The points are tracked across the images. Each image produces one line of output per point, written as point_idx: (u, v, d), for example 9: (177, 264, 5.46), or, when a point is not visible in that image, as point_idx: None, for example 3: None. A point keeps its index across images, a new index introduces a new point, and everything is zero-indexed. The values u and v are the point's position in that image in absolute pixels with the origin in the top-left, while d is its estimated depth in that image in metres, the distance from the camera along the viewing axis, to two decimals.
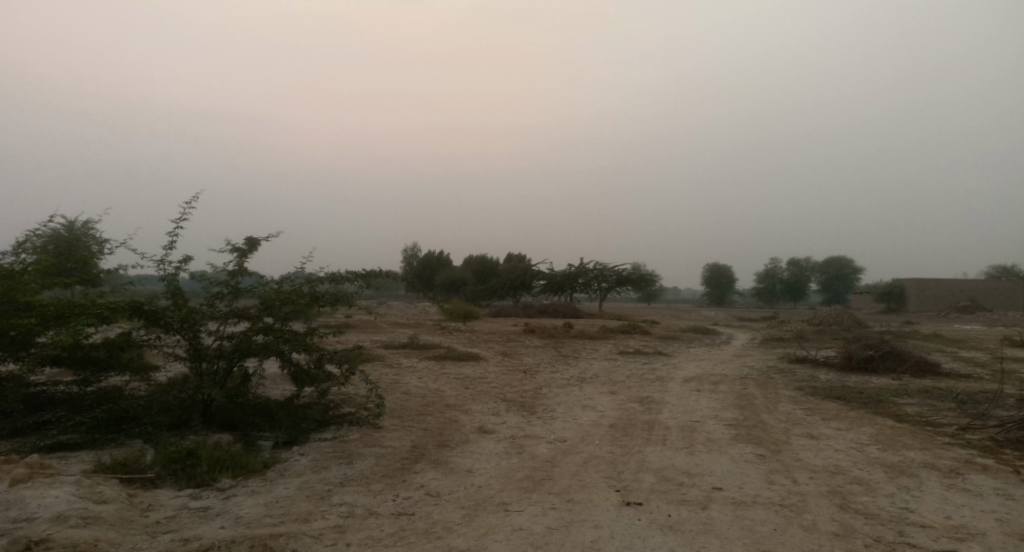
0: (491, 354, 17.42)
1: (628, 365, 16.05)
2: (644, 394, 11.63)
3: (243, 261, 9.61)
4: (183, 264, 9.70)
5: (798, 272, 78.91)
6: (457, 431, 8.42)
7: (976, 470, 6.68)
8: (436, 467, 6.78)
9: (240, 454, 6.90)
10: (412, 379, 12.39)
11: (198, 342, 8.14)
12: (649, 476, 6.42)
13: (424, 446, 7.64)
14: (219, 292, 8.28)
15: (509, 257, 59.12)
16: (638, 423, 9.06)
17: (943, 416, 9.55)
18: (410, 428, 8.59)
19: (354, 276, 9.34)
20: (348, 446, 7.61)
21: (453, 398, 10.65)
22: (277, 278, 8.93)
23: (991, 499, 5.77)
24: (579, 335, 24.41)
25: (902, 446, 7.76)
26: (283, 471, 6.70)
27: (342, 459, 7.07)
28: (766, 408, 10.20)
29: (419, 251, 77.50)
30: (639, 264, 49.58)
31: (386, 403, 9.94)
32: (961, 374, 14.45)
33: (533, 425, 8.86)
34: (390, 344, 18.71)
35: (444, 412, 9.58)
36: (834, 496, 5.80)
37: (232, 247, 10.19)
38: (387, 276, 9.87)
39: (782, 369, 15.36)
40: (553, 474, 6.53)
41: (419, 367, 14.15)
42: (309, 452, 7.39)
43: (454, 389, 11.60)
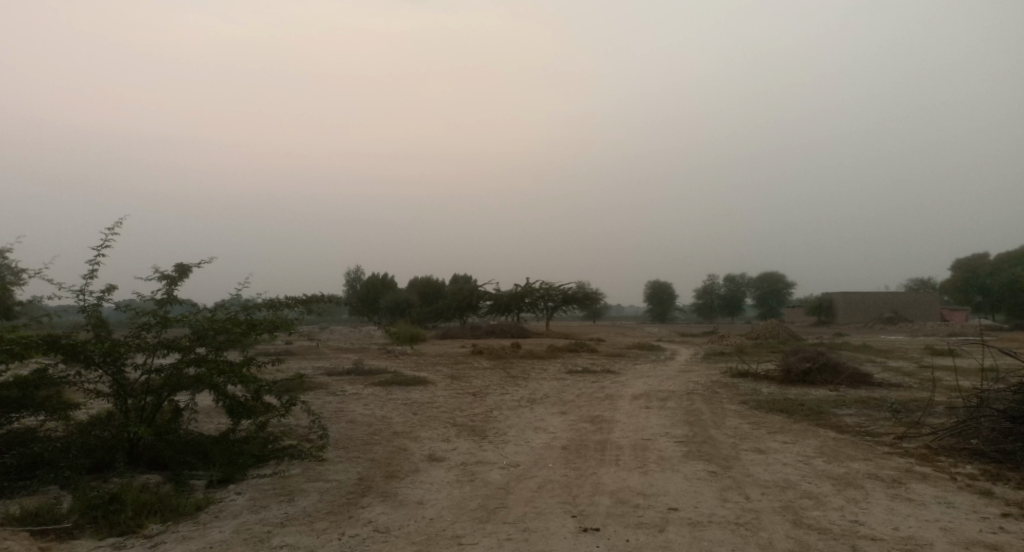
0: (439, 377, 17.19)
1: (577, 384, 16.10)
2: (594, 413, 11.66)
3: (174, 289, 9.20)
4: (107, 293, 9.21)
5: (735, 287, 81.49)
6: (406, 460, 8.22)
7: (916, 479, 6.93)
8: (384, 501, 6.57)
9: (169, 496, 6.53)
10: (358, 406, 12.07)
11: (123, 377, 7.71)
12: (606, 499, 6.38)
13: (371, 478, 7.40)
14: (145, 323, 7.89)
15: (454, 279, 58.87)
16: (590, 443, 9.05)
17: (881, 426, 9.90)
18: (356, 459, 8.32)
19: (293, 302, 9.07)
20: (290, 482, 7.31)
21: (401, 425, 10.41)
22: (210, 306, 8.58)
23: (933, 508, 5.97)
24: (527, 355, 24.42)
25: (845, 457, 7.98)
26: (217, 512, 6.36)
27: (283, 496, 6.77)
28: (714, 424, 10.36)
29: (362, 274, 76.34)
30: (584, 283, 50.18)
31: (331, 433, 9.62)
32: (893, 384, 15.09)
33: (484, 450, 8.73)
34: (335, 370, 18.23)
35: (393, 440, 9.34)
36: (786, 512, 5.89)
37: (161, 274, 9.72)
38: (329, 301, 9.64)
39: (726, 384, 15.69)
40: (508, 501, 6.43)
41: (366, 393, 13.81)
42: (248, 490, 7.06)
43: (402, 415, 11.35)
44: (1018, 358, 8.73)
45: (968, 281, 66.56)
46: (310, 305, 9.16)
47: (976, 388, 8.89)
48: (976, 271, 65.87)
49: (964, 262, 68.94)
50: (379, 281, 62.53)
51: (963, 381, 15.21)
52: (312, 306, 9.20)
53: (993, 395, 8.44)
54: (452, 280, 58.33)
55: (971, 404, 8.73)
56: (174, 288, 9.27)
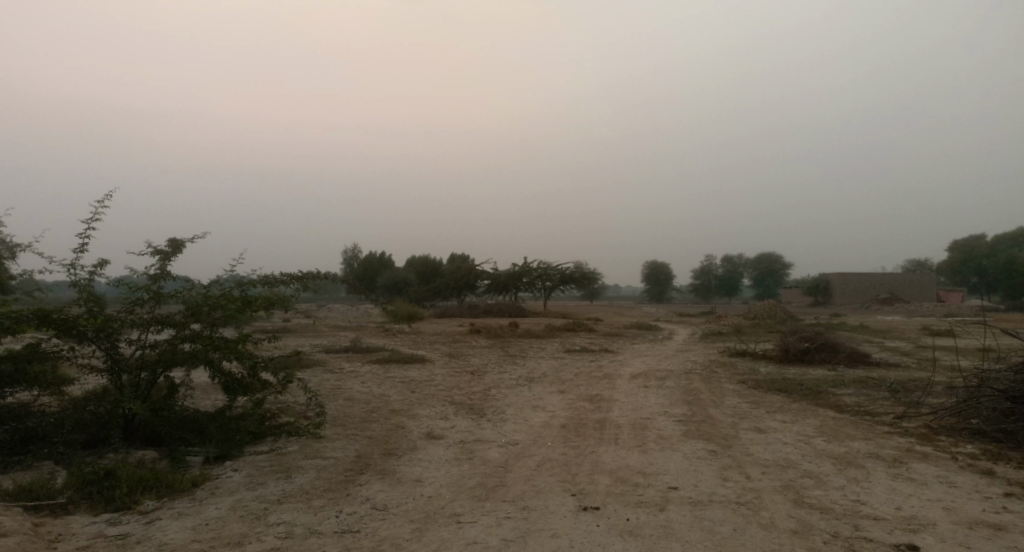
0: (437, 356, 17.20)
1: (575, 363, 16.14)
2: (593, 392, 11.68)
3: (166, 265, 9.11)
4: (99, 267, 9.13)
5: (732, 268, 81.63)
6: (404, 438, 8.23)
7: (917, 459, 6.96)
8: (381, 478, 6.57)
9: (165, 472, 6.53)
10: (356, 385, 12.07)
11: (116, 353, 7.67)
12: (605, 478, 6.40)
13: (368, 456, 7.41)
14: (139, 298, 7.83)
15: (452, 258, 58.80)
16: (589, 422, 9.07)
17: (879, 406, 9.94)
18: (354, 436, 8.33)
19: (288, 279, 9.02)
20: (287, 459, 7.31)
21: (399, 403, 10.42)
22: (205, 281, 8.52)
23: (935, 488, 5.99)
24: (525, 334, 24.46)
25: (846, 436, 8.01)
26: (213, 489, 6.37)
27: (279, 473, 6.77)
28: (713, 403, 10.39)
29: (359, 252, 76.17)
30: (581, 263, 50.17)
31: (328, 411, 9.63)
32: (890, 363, 15.14)
33: (483, 429, 8.74)
34: (333, 348, 18.23)
35: (391, 418, 9.35)
36: (787, 492, 5.91)
37: (154, 249, 9.63)
38: (325, 278, 9.58)
39: (724, 363, 15.74)
40: (506, 480, 6.44)
41: (364, 372, 13.81)
42: (244, 467, 7.06)
43: (400, 393, 11.36)
44: (1020, 338, 8.73)
45: (964, 261, 66.69)
46: (305, 282, 9.12)
47: (978, 369, 8.90)
48: (973, 252, 65.97)
49: (961, 243, 69.01)
50: (376, 260, 62.44)
51: (961, 361, 15.28)
52: (308, 283, 9.16)
53: (994, 376, 8.46)
54: (449, 259, 58.31)
55: (972, 384, 8.75)
56: (167, 263, 9.19)
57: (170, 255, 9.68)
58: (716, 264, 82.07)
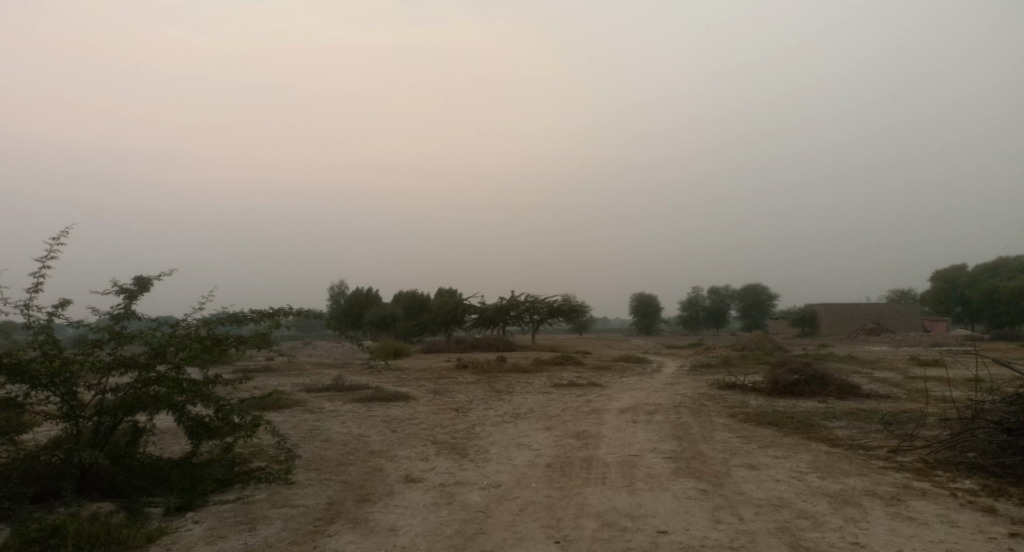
0: (422, 392, 16.94)
1: (563, 398, 15.94)
2: (580, 428, 11.48)
3: (131, 304, 8.92)
4: (61, 308, 8.92)
5: (720, 299, 81.95)
6: (381, 482, 7.97)
7: (916, 496, 6.82)
8: (354, 528, 6.33)
9: (119, 527, 6.25)
10: (335, 425, 11.79)
11: (74, 398, 7.45)
12: (592, 522, 6.20)
13: (342, 503, 7.16)
14: (99, 340, 7.65)
15: (439, 293, 58.59)
16: (576, 461, 8.86)
17: (872, 439, 9.83)
18: (328, 481, 8.07)
19: (257, 316, 8.85)
20: (254, 508, 7.04)
21: (379, 444, 10.16)
22: (172, 321, 8.34)
23: (936, 528, 5.85)
24: (512, 369, 24.20)
25: (840, 472, 7.87)
26: (169, 543, 6.08)
27: (244, 524, 6.51)
28: (703, 438, 10.22)
29: (345, 288, 75.78)
30: (569, 296, 50.12)
31: (302, 454, 9.35)
32: (880, 395, 15.08)
33: (464, 470, 8.51)
34: (314, 386, 17.91)
35: (369, 460, 9.10)
36: (783, 534, 5.75)
37: (120, 288, 9.43)
38: (299, 315, 9.41)
39: (713, 396, 15.59)
40: (487, 527, 6.22)
41: (345, 410, 13.52)
42: (206, 518, 6.78)
43: (381, 433, 11.10)
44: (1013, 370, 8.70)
45: (947, 291, 67.41)
46: (275, 318, 8.95)
47: (971, 400, 8.83)
48: (956, 281, 66.73)
49: (943, 273, 69.85)
50: (363, 296, 62.08)
51: (951, 391, 15.24)
52: (279, 320, 8.99)
53: (988, 407, 8.39)
54: (437, 294, 58.09)
55: (965, 416, 8.67)
56: (131, 302, 8.99)
57: (137, 294, 9.47)
58: (703, 296, 82.45)
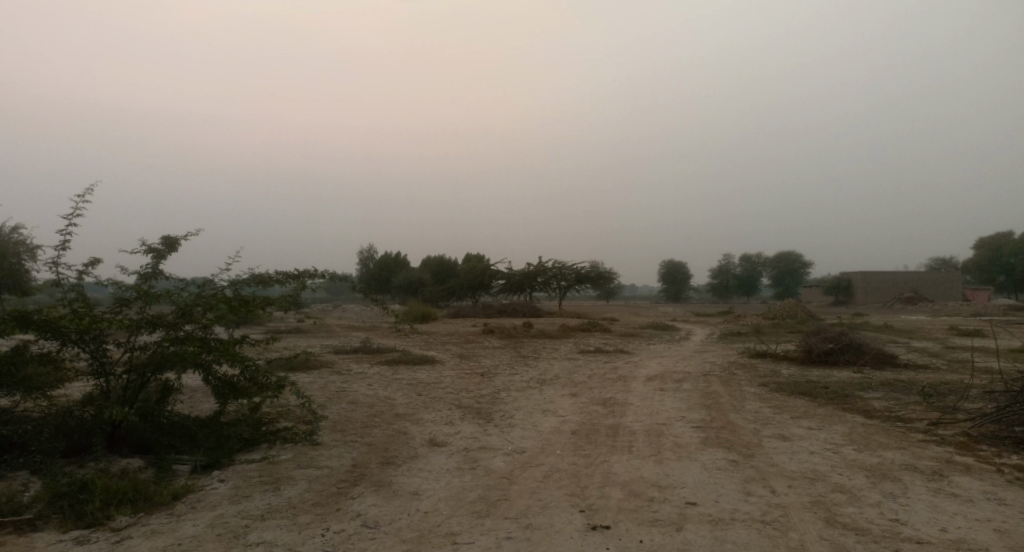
0: (448, 357, 17.06)
1: (590, 364, 15.91)
2: (606, 395, 11.43)
3: (158, 263, 9.03)
4: (91, 266, 9.07)
5: (750, 267, 80.81)
6: (406, 445, 8.04)
7: (959, 472, 6.64)
8: (377, 491, 6.40)
9: (146, 483, 6.42)
10: (361, 387, 11.93)
11: (104, 355, 7.60)
12: (618, 492, 6.17)
13: (366, 466, 7.24)
14: (127, 298, 7.76)
15: (468, 258, 58.78)
16: (602, 428, 8.83)
17: (911, 411, 9.61)
18: (353, 443, 8.16)
19: (282, 277, 8.89)
20: (278, 469, 7.15)
21: (405, 407, 10.26)
22: (198, 281, 8.45)
23: (981, 506, 5.69)
24: (539, 335, 24.20)
25: (878, 445, 7.70)
26: (195, 502, 6.22)
27: (268, 485, 6.62)
28: (733, 408, 10.09)
29: (374, 252, 76.45)
30: (597, 262, 49.80)
31: (328, 416, 9.48)
32: (918, 365, 14.72)
33: (489, 435, 8.54)
34: (342, 348, 18.15)
35: (394, 423, 9.19)
36: (818, 509, 5.65)
37: (147, 247, 9.53)
38: (324, 278, 9.45)
39: (743, 365, 15.38)
40: (511, 493, 6.24)
41: (371, 373, 13.68)
42: (231, 477, 6.91)
43: (406, 396, 11.20)
44: None
45: (990, 260, 65.37)
46: (300, 280, 8.98)
47: (1020, 373, 8.53)
48: (999, 250, 64.66)
49: (986, 241, 67.69)
50: (392, 260, 62.53)
51: (993, 363, 14.83)
52: (304, 282, 9.02)
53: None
54: (465, 259, 58.26)
55: (1012, 389, 8.39)
56: (159, 262, 9.09)
57: (164, 254, 9.56)
58: (734, 263, 81.37)
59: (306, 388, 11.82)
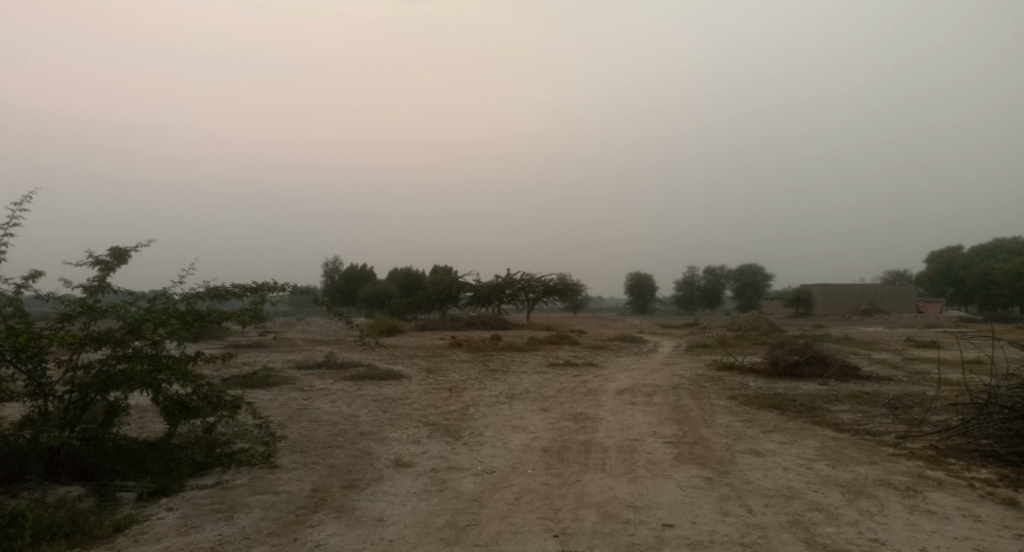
0: (415, 371, 16.82)
1: (559, 378, 15.85)
2: (576, 410, 11.36)
3: (105, 276, 8.72)
4: (33, 278, 8.70)
5: (714, 280, 82.11)
6: (370, 467, 7.83)
7: (932, 487, 6.72)
8: (338, 518, 6.19)
9: (85, 514, 6.11)
10: (324, 405, 11.65)
11: (43, 375, 7.25)
12: (593, 514, 6.08)
13: (328, 490, 7.01)
14: (70, 313, 7.45)
15: (435, 270, 58.45)
16: (573, 445, 8.74)
17: (879, 424, 9.75)
18: (313, 465, 7.91)
19: (240, 290, 8.69)
20: (232, 494, 6.88)
21: (370, 425, 10.03)
22: (150, 296, 8.20)
23: (958, 523, 5.75)
24: (507, 348, 24.08)
25: (850, 460, 7.76)
26: (138, 534, 5.92)
27: (221, 513, 6.35)
28: (704, 422, 10.11)
29: (339, 264, 75.56)
30: (565, 275, 50.01)
31: (288, 436, 9.20)
32: (882, 377, 15.02)
33: (458, 454, 8.38)
34: (305, 363, 17.77)
35: (358, 442, 8.96)
36: (796, 529, 5.64)
37: (94, 259, 9.20)
38: (283, 292, 9.23)
39: (712, 377, 15.49)
40: (481, 518, 6.10)
41: (335, 389, 13.38)
42: (181, 505, 6.61)
43: (371, 413, 10.97)
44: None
45: (941, 273, 67.67)
46: (259, 294, 8.78)
47: (985, 385, 8.72)
48: (949, 263, 67.00)
49: (939, 254, 70.03)
50: (358, 272, 61.77)
51: (952, 375, 15.22)
52: (263, 295, 8.83)
53: (1003, 393, 8.27)
54: (432, 271, 57.93)
55: (978, 401, 8.57)
56: (106, 275, 8.77)
57: (113, 267, 9.24)
58: (698, 275, 82.58)
59: (268, 406, 11.50)
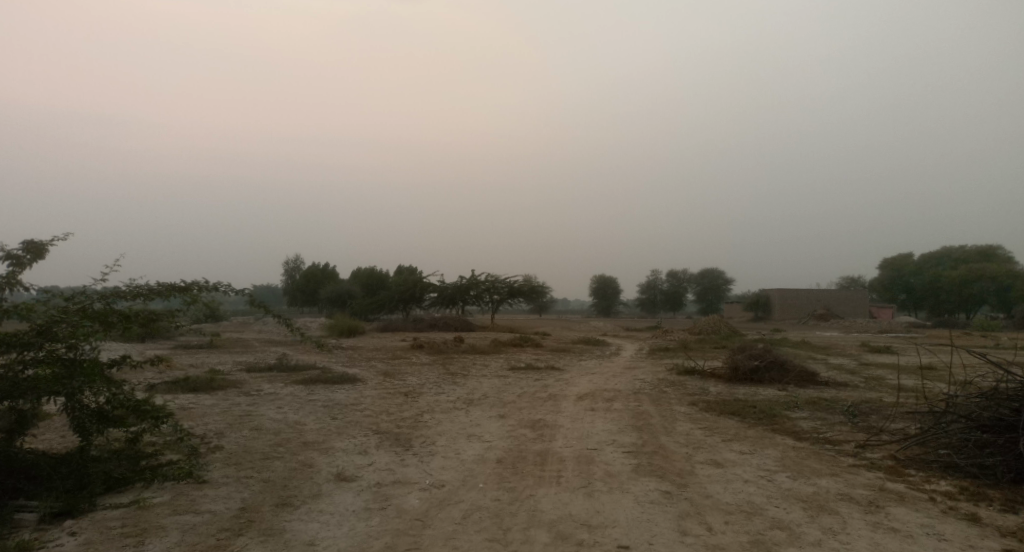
0: (371, 374, 16.49)
1: (519, 382, 15.71)
2: (535, 417, 11.22)
3: (15, 273, 8.22)
4: None
5: (676, 283, 83.19)
6: (309, 482, 7.53)
7: (894, 502, 6.75)
8: (265, 543, 5.89)
9: None
10: (270, 411, 11.28)
11: None
12: (545, 534, 5.92)
13: (257, 509, 6.70)
14: None
15: (399, 270, 57.86)
16: (530, 456, 8.58)
17: (839, 433, 9.84)
18: (246, 480, 7.55)
19: (167, 290, 8.12)
20: (148, 515, 6.48)
21: (315, 434, 9.73)
22: (68, 296, 7.73)
23: (920, 543, 5.76)
24: (468, 350, 23.83)
25: (810, 472, 7.78)
26: None
27: (132, 538, 5.94)
28: (664, 430, 10.06)
29: (300, 262, 74.23)
30: (531, 276, 50.01)
31: (226, 447, 8.83)
32: (839, 382, 15.27)
33: (406, 466, 8.14)
34: (257, 365, 17.26)
35: (300, 454, 8.65)
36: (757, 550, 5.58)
37: (6, 253, 8.70)
38: (218, 291, 8.62)
39: (673, 382, 15.52)
40: (426, 540, 5.89)
41: (284, 394, 12.99)
42: (86, 529, 6.17)
43: (319, 421, 10.65)
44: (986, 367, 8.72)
45: (893, 279, 69.72)
46: (189, 293, 8.21)
47: (944, 395, 8.84)
48: (902, 270, 69.12)
49: (890, 261, 72.26)
50: (320, 271, 60.68)
51: (907, 381, 15.57)
52: (194, 295, 8.26)
53: (961, 403, 8.44)
54: (396, 271, 57.30)
55: (937, 410, 8.69)
56: (15, 272, 8.30)
57: (26, 262, 8.74)
58: (661, 279, 83.56)
59: (210, 412, 11.08)
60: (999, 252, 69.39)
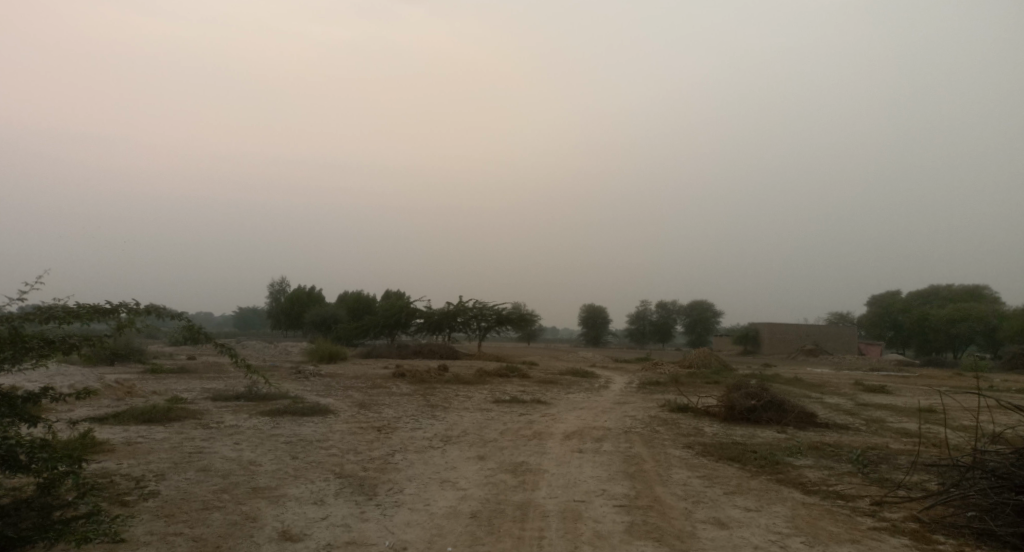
0: (346, 405, 15.92)
1: (503, 417, 15.23)
2: (517, 460, 10.73)
3: None
4: None
5: (666, 315, 83.08)
6: (249, 541, 6.99)
7: None
8: None
9: None
10: (225, 449, 10.71)
11: None
12: None
13: None
14: None
15: (387, 295, 57.30)
16: (508, 509, 8.09)
17: (848, 485, 9.46)
18: (180, 536, 7.01)
19: (90, 313, 7.23)
20: None
21: (269, 478, 9.20)
22: None
23: None
24: (452, 379, 23.25)
25: (826, 537, 7.34)
26: None
27: None
28: (659, 479, 9.59)
29: (285, 284, 73.71)
30: (520, 305, 49.54)
31: (163, 495, 8.26)
32: (839, 425, 14.88)
33: (366, 522, 7.65)
34: (224, 394, 16.65)
35: (246, 504, 8.12)
36: None
37: None
38: (153, 314, 7.60)
39: (665, 421, 15.08)
40: None
41: (246, 428, 12.42)
42: None
43: (278, 461, 10.11)
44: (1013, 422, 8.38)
45: (881, 316, 70.03)
46: (117, 317, 7.30)
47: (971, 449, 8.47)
48: (889, 308, 69.45)
49: (878, 298, 72.62)
50: (306, 294, 60.01)
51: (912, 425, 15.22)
52: (121, 318, 7.34)
53: (991, 459, 8.06)
54: (383, 296, 56.70)
55: (962, 465, 8.29)
56: None
57: None
58: (651, 310, 83.44)
59: (156, 448, 10.50)
60: (988, 292, 69.89)
